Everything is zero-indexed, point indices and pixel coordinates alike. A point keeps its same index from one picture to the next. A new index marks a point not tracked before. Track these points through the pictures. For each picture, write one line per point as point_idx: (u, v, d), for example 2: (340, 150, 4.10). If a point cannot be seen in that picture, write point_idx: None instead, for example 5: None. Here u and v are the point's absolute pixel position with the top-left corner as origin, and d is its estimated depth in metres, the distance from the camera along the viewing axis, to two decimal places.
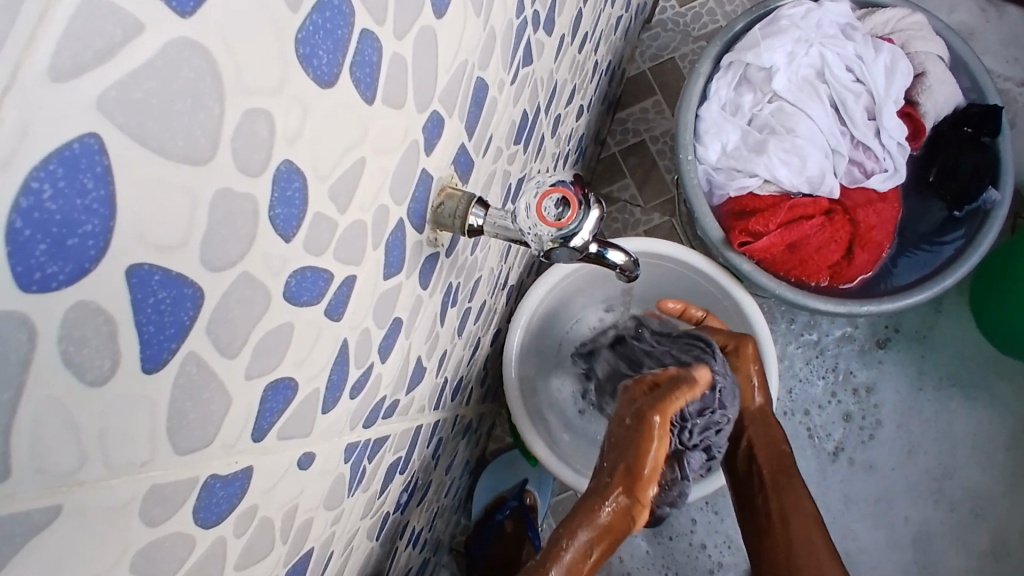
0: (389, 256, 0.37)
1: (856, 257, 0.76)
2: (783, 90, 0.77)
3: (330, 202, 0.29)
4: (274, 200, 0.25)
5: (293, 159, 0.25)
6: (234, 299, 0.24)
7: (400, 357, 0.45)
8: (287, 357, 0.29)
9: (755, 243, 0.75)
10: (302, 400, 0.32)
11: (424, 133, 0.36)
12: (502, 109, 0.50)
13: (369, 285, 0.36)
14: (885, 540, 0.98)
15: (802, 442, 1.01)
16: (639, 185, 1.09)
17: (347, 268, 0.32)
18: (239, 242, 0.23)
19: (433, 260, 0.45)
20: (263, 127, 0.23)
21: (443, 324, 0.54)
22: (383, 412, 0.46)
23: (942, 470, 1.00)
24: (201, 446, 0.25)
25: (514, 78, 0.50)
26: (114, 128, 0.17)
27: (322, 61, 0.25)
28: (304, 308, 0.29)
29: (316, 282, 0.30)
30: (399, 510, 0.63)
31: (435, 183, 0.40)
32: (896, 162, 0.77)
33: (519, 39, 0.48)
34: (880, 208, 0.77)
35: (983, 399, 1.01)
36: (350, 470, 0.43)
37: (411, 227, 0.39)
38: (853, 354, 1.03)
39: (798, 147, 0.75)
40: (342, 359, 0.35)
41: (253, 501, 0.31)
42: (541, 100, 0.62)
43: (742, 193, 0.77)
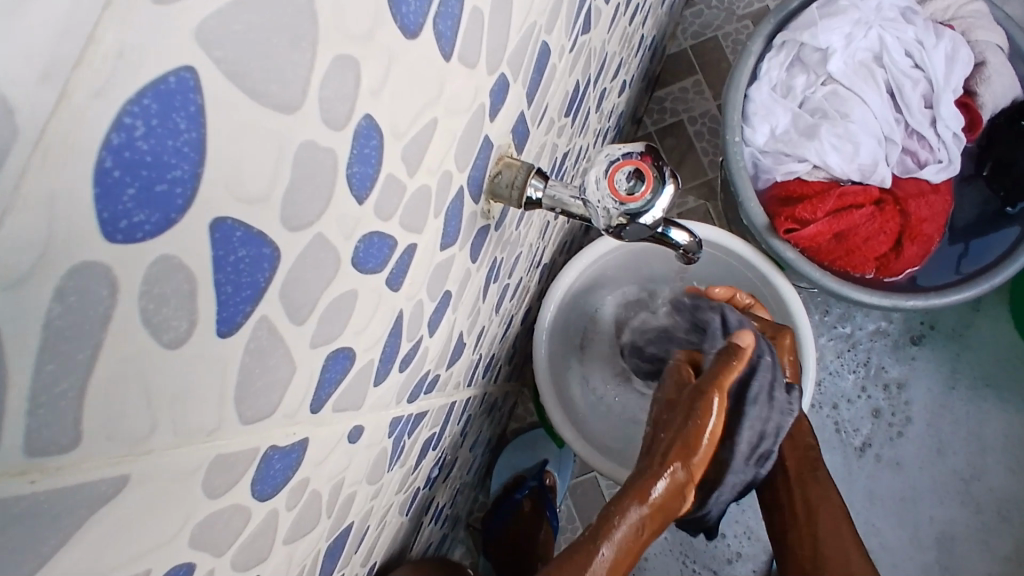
0: (447, 225, 0.35)
1: (905, 250, 0.74)
2: (838, 73, 0.74)
3: (402, 164, 0.27)
4: (353, 156, 0.23)
5: (374, 115, 0.23)
6: (309, 261, 0.23)
7: (446, 331, 0.44)
8: (349, 326, 0.28)
9: (802, 230, 0.72)
10: (359, 370, 0.31)
11: (491, 97, 0.34)
12: (559, 78, 0.47)
13: (428, 255, 0.34)
14: (908, 538, 0.97)
15: (828, 435, 1.00)
16: (675, 166, 1.07)
17: (410, 236, 0.31)
18: (318, 200, 0.22)
19: (483, 232, 0.43)
20: (351, 75, 0.21)
21: (485, 300, 0.53)
22: (426, 387, 0.45)
23: (970, 471, 0.98)
24: (264, 415, 0.24)
25: (573, 46, 0.48)
26: (210, 62, 0.15)
27: (411, 9, 0.23)
28: (369, 275, 0.28)
29: (381, 248, 0.28)
30: (429, 486, 0.62)
31: (494, 152, 0.39)
32: (951, 154, 0.74)
33: (582, 5, 0.46)
34: (932, 200, 0.74)
35: (1017, 402, 0.99)
36: (392, 445, 0.42)
37: (469, 197, 0.37)
38: (886, 349, 1.01)
39: (851, 133, 0.72)
40: (396, 331, 0.34)
41: (306, 473, 0.30)
42: (592, 71, 0.60)
43: (790, 178, 0.74)
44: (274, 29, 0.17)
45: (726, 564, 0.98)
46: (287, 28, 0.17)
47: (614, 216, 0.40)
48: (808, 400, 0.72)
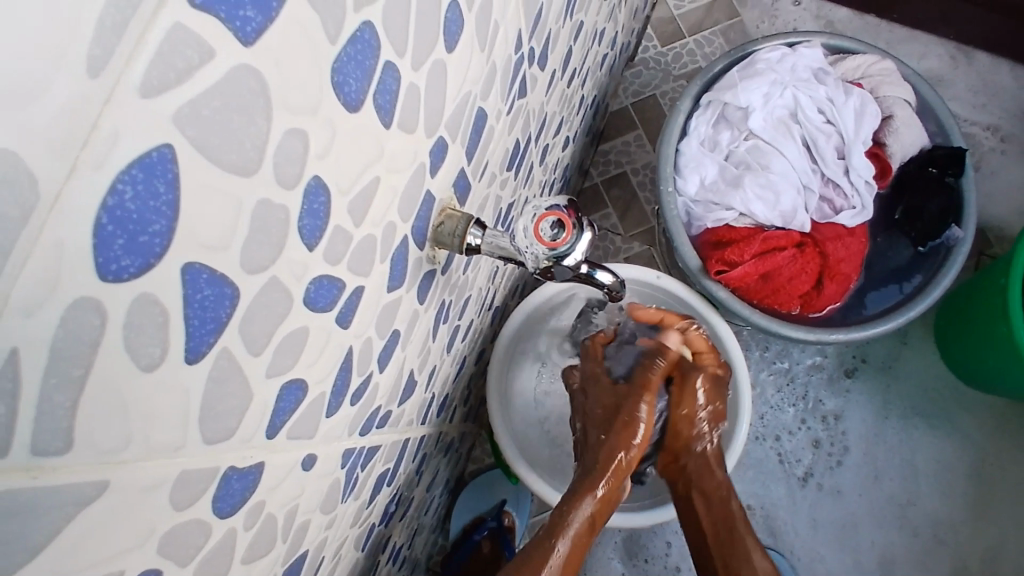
0: (393, 270, 0.39)
1: (825, 289, 0.80)
2: (758, 129, 0.81)
3: (348, 216, 0.31)
4: (303, 212, 0.27)
5: (320, 175, 0.27)
6: (263, 301, 0.26)
7: (395, 368, 0.47)
8: (301, 359, 0.31)
9: (731, 272, 0.78)
10: (311, 401, 0.34)
11: (431, 156, 0.39)
12: (498, 137, 0.53)
13: (375, 296, 0.38)
14: (852, 564, 1.01)
15: (773, 466, 1.04)
16: (620, 214, 1.13)
17: (357, 279, 0.35)
18: (271, 248, 0.26)
19: (430, 276, 0.48)
20: (299, 144, 0.25)
21: (434, 340, 0.57)
22: (377, 421, 0.48)
23: (907, 496, 1.03)
24: (224, 436, 0.27)
25: (510, 109, 0.53)
26: (184, 139, 0.20)
27: (352, 87, 0.28)
28: (319, 314, 0.32)
29: (330, 289, 0.32)
30: (384, 522, 0.64)
31: (437, 204, 0.43)
32: (864, 200, 0.81)
33: (517, 73, 0.51)
34: (848, 242, 0.81)
35: (947, 428, 1.05)
36: (345, 475, 0.44)
37: (413, 244, 0.41)
38: (823, 382, 1.07)
39: (772, 183, 0.79)
40: (346, 366, 0.37)
41: (261, 497, 0.33)
42: (532, 129, 0.66)
43: (719, 224, 0.81)
44: (235, 111, 0.21)
45: None
46: (244, 108, 0.22)
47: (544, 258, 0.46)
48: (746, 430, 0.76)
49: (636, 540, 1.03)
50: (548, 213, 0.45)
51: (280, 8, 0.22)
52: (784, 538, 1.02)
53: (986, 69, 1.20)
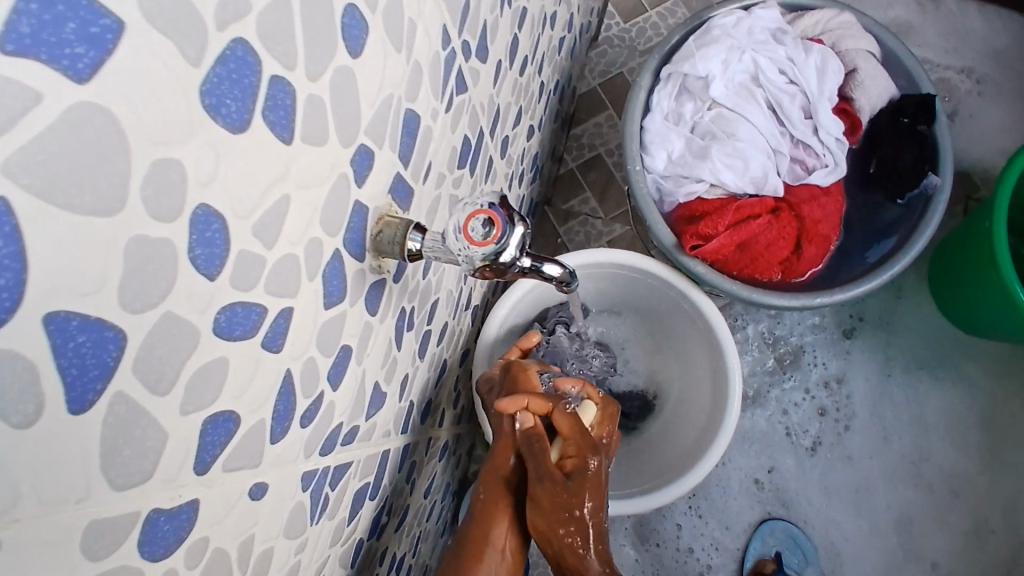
0: (328, 285, 0.39)
1: (805, 252, 0.79)
2: (721, 97, 0.80)
3: (255, 239, 0.30)
4: (193, 241, 0.26)
5: (209, 204, 0.26)
6: (160, 337, 0.26)
7: (353, 383, 0.46)
8: (224, 391, 0.31)
9: (706, 246, 0.77)
10: (247, 431, 0.34)
11: (353, 166, 0.38)
12: (440, 136, 0.51)
13: (310, 315, 0.37)
14: (868, 527, 1.00)
15: (778, 436, 1.03)
16: (599, 198, 1.12)
17: (281, 301, 0.34)
18: (159, 283, 0.25)
19: (379, 286, 0.47)
20: (176, 174, 0.24)
21: (400, 349, 0.56)
22: (342, 438, 0.47)
23: (917, 453, 1.02)
24: (141, 480, 0.27)
25: (449, 106, 0.52)
26: (19, 189, 0.19)
27: (232, 109, 0.27)
28: (237, 342, 0.31)
29: (247, 316, 0.31)
30: (376, 535, 0.64)
31: (372, 213, 0.42)
32: (836, 157, 0.80)
33: (450, 69, 0.50)
34: (823, 202, 0.79)
35: (951, 379, 1.03)
36: (310, 499, 0.44)
37: (349, 256, 0.40)
38: (821, 345, 1.05)
39: (739, 151, 0.77)
40: (287, 389, 0.37)
41: (203, 532, 0.32)
42: (483, 124, 0.64)
43: (691, 198, 0.79)
44: (83, 153, 0.21)
45: None
46: (91, 145, 0.21)
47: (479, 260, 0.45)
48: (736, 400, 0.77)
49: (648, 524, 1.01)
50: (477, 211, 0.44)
51: (119, 39, 0.21)
52: (796, 509, 1.01)
53: (957, 10, 1.17)
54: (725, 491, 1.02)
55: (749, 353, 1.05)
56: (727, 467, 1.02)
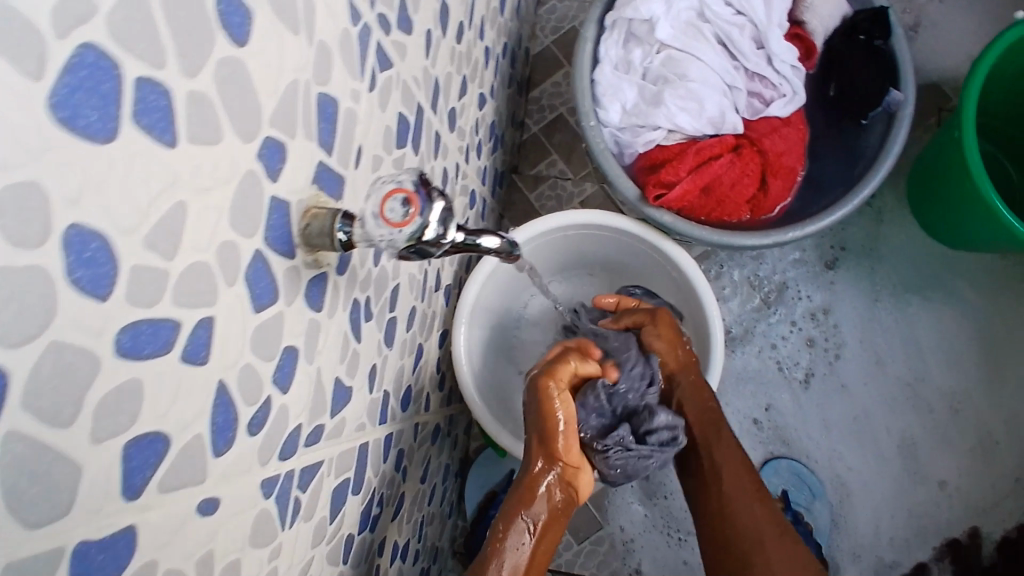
0: (253, 289, 0.37)
1: (770, 187, 0.78)
2: (669, 39, 0.77)
3: (149, 253, 0.29)
4: (71, 264, 0.25)
5: (84, 223, 0.25)
6: (51, 369, 0.25)
7: (306, 383, 0.45)
8: (145, 412, 0.31)
9: (669, 194, 0.74)
10: (183, 448, 0.34)
11: (261, 161, 0.36)
12: (366, 117, 0.49)
13: (235, 321, 0.36)
14: (872, 455, 1.00)
15: (772, 376, 1.02)
16: (566, 159, 1.09)
17: (197, 311, 0.33)
18: (36, 314, 0.24)
19: (321, 279, 0.45)
20: (35, 198, 0.23)
21: (360, 341, 0.55)
22: (303, 440, 0.47)
23: (914, 375, 1.01)
24: (59, 515, 0.27)
25: (373, 85, 0.50)
26: None
27: (93, 118, 0.25)
28: (150, 360, 0.30)
29: (157, 332, 0.30)
30: (368, 527, 0.64)
31: (296, 206, 0.41)
32: (793, 86, 0.77)
33: (366, 46, 0.48)
34: (785, 132, 0.77)
35: (941, 298, 1.02)
36: (275, 504, 0.43)
37: (276, 256, 0.39)
38: (806, 278, 1.04)
39: (693, 92, 0.75)
40: (224, 399, 0.36)
41: (149, 556, 0.32)
42: (421, 98, 0.62)
43: (651, 147, 0.77)
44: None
45: None
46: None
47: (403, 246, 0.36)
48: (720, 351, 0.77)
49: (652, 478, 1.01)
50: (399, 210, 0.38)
51: None
52: (798, 445, 1.01)
53: None
54: None
55: (735, 296, 1.04)
56: (724, 412, 1.01)
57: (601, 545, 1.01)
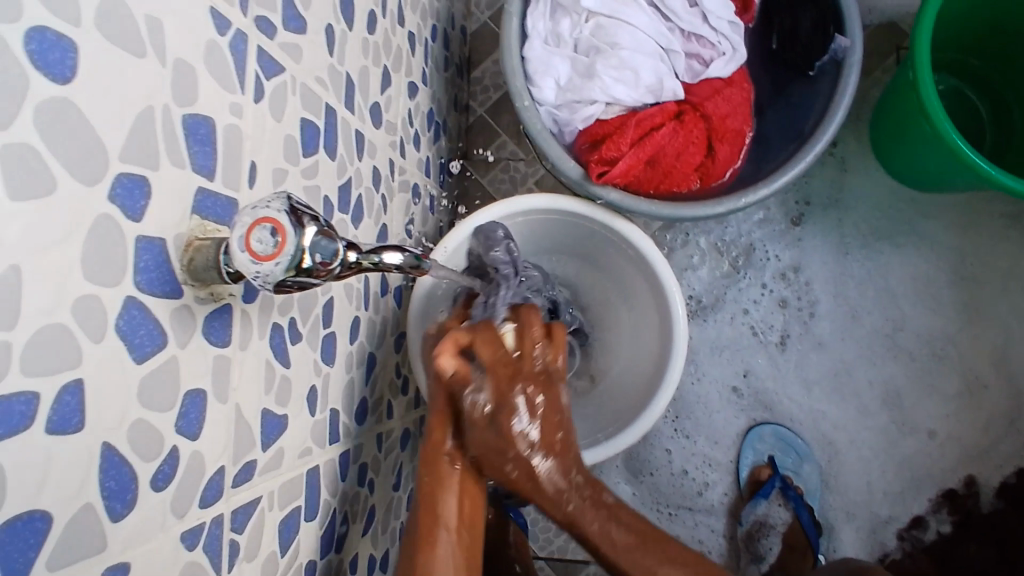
0: (129, 340, 0.34)
1: (718, 153, 0.74)
2: (596, 6, 0.73)
3: None
4: None
5: None
6: None
7: (223, 424, 0.43)
8: (10, 493, 0.29)
9: (613, 171, 0.71)
10: (70, 520, 0.32)
11: (117, 201, 0.33)
12: (257, 131, 0.46)
13: (111, 377, 0.33)
14: (856, 409, 0.98)
15: (747, 341, 1.00)
16: (516, 138, 1.06)
17: (61, 375, 0.31)
18: None
19: (224, 311, 0.42)
20: None
21: (290, 367, 0.52)
22: (230, 481, 0.44)
23: (892, 325, 0.99)
24: None
25: (261, 95, 0.46)
26: None
27: None
28: (5, 439, 0.28)
29: (9, 409, 0.28)
30: (333, 550, 0.62)
31: (174, 241, 0.38)
32: (732, 42, 0.74)
33: (243, 54, 0.44)
34: (728, 94, 0.74)
35: (913, 242, 0.99)
36: (203, 553, 0.41)
37: (155, 299, 0.36)
38: (774, 237, 1.01)
39: (626, 60, 0.71)
40: (114, 459, 0.34)
41: None
42: (330, 100, 0.58)
43: (590, 122, 0.73)
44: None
45: (698, 498, 0.98)
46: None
47: (284, 276, 0.33)
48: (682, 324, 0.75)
49: (637, 457, 1.00)
50: (263, 224, 0.32)
51: None
52: (781, 409, 0.99)
53: None
54: (707, 406, 0.99)
55: (703, 263, 1.01)
56: (703, 383, 0.99)
57: None
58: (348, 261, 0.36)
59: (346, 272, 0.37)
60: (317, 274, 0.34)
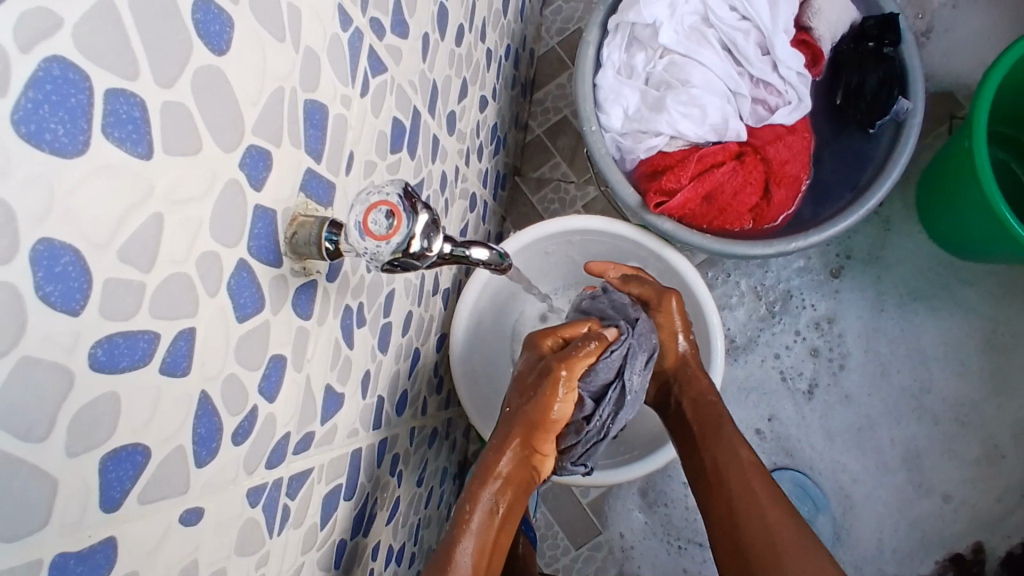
0: (237, 299, 0.37)
1: (774, 196, 0.77)
2: (672, 44, 0.76)
3: (124, 266, 0.28)
4: (39, 279, 0.25)
5: (54, 237, 0.25)
6: (21, 385, 0.25)
7: (295, 392, 0.45)
8: (122, 424, 0.30)
9: (671, 202, 0.74)
10: (162, 461, 0.33)
11: (246, 170, 0.36)
12: (357, 123, 0.49)
13: (218, 332, 0.35)
14: (876, 465, 0.98)
15: (775, 385, 1.01)
16: (569, 161, 1.09)
17: (178, 322, 0.32)
18: (4, 331, 0.24)
19: (310, 287, 0.45)
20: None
21: (352, 348, 0.54)
22: (293, 448, 0.46)
23: (920, 385, 1.00)
24: (33, 530, 0.26)
25: (365, 89, 0.49)
26: None
27: (59, 133, 0.25)
28: (127, 373, 0.29)
29: (134, 345, 0.30)
30: (362, 533, 0.63)
31: (282, 215, 0.40)
32: (799, 93, 0.76)
33: (357, 51, 0.47)
34: (789, 141, 0.77)
35: (949, 307, 1.01)
36: (263, 513, 0.43)
37: (261, 265, 0.39)
38: (811, 286, 1.03)
39: (695, 98, 0.74)
40: (207, 409, 0.35)
41: (130, 567, 0.32)
42: (417, 102, 0.61)
43: (652, 153, 0.76)
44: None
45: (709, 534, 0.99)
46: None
47: (389, 257, 0.35)
48: (719, 367, 0.77)
49: (652, 486, 1.00)
50: (379, 202, 0.34)
51: None
52: (802, 456, 0.99)
53: None
54: None
55: (741, 304, 1.02)
56: None
57: (599, 551, 1.00)
58: (443, 252, 0.39)
59: (439, 262, 0.39)
60: (419, 259, 0.36)
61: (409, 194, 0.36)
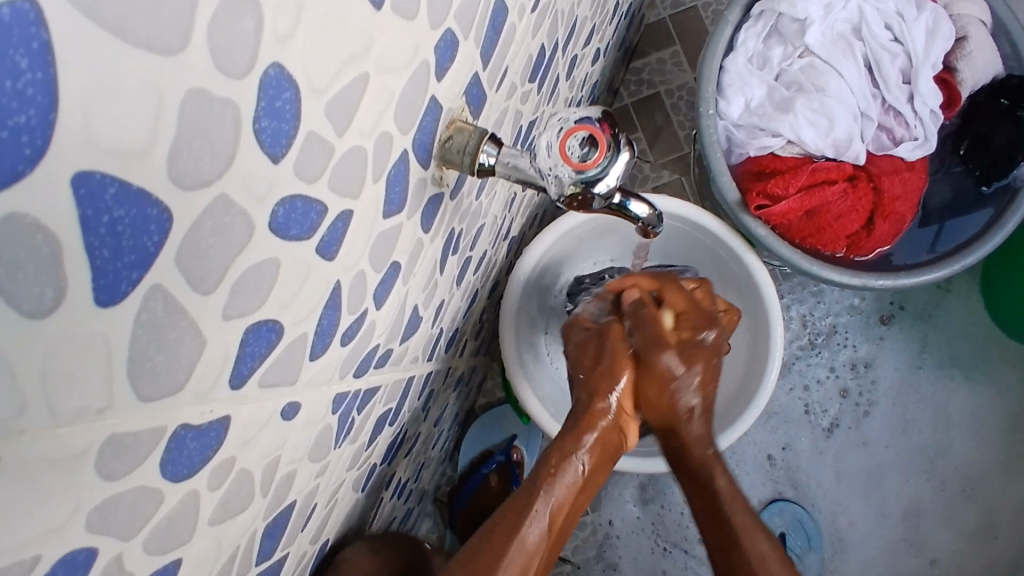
0: (389, 192, 0.33)
1: (876, 228, 0.80)
2: (814, 45, 0.80)
3: (327, 122, 0.25)
4: (260, 110, 0.21)
5: (285, 64, 0.21)
6: (210, 226, 0.21)
7: (396, 304, 0.42)
8: (272, 297, 0.26)
9: (773, 206, 0.77)
10: (287, 346, 0.29)
11: (436, 55, 0.32)
12: (520, 39, 0.45)
13: (367, 224, 0.32)
14: (875, 516, 0.98)
15: (797, 416, 1.00)
16: (651, 140, 1.05)
17: (341, 202, 0.29)
18: (217, 157, 0.20)
19: (436, 201, 0.41)
20: (249, 18, 0.19)
21: (442, 273, 0.51)
22: (375, 360, 0.43)
23: (936, 449, 0.99)
24: (168, 394, 0.23)
25: (536, 5, 0.45)
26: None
27: None
28: (293, 243, 0.26)
29: (306, 214, 0.26)
30: (387, 461, 0.61)
31: (445, 114, 0.36)
32: (926, 131, 0.80)
33: None
34: (906, 177, 0.80)
35: (984, 380, 1.00)
36: (338, 421, 0.40)
37: (416, 161, 0.35)
38: (857, 326, 1.01)
39: (826, 107, 0.78)
40: (333, 303, 0.32)
41: (230, 453, 0.29)
42: (560, 36, 0.57)
43: (763, 153, 0.80)
44: None
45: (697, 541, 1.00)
46: None
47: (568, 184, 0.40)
48: (758, 409, 0.73)
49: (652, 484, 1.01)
50: (578, 126, 0.39)
51: None
52: (805, 490, 0.99)
53: None
54: (739, 463, 0.99)
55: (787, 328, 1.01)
56: (742, 440, 0.99)
57: (582, 530, 1.00)
58: (611, 199, 0.41)
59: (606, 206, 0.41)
60: (598, 197, 0.40)
61: (604, 123, 0.40)
